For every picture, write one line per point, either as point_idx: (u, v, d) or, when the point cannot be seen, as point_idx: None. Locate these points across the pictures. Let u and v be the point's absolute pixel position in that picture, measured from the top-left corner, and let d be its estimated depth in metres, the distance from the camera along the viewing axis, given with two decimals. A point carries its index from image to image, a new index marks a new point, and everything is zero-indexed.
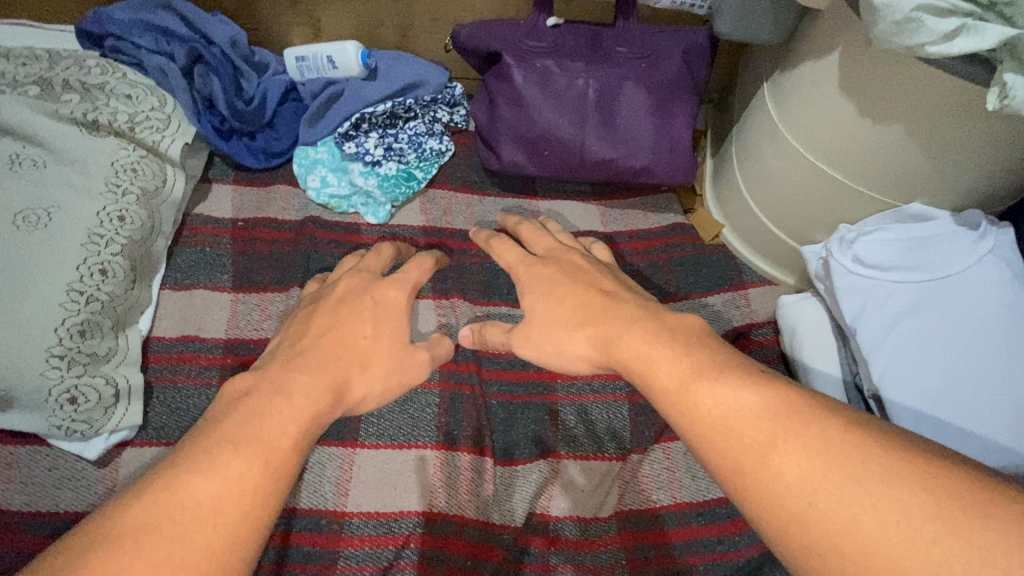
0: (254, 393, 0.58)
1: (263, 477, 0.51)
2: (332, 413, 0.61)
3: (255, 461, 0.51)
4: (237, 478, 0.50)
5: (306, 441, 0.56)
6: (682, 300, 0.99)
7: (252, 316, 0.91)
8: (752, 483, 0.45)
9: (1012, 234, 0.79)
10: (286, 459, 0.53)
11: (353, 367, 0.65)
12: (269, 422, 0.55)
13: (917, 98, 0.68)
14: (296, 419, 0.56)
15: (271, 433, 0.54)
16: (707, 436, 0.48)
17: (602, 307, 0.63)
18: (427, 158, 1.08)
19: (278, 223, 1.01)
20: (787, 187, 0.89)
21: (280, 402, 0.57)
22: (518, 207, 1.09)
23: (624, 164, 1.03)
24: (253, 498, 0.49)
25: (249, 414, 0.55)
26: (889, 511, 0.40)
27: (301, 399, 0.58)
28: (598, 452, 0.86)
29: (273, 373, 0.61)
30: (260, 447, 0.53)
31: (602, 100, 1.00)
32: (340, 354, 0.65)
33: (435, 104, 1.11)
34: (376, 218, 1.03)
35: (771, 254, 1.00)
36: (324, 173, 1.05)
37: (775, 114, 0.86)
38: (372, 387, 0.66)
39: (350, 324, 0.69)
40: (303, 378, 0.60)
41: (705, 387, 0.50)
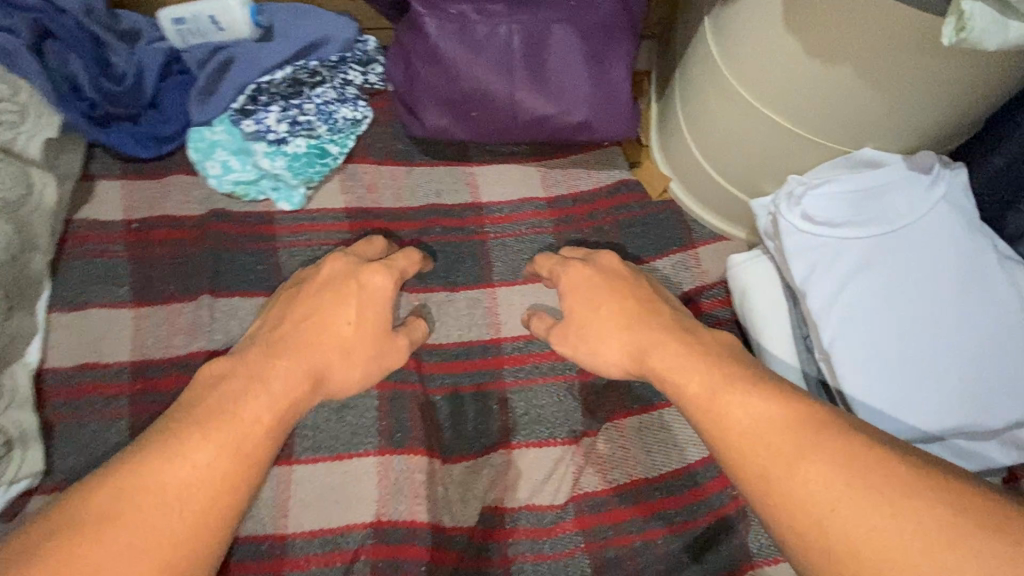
0: (239, 376, 0.61)
1: (234, 465, 0.55)
2: (311, 398, 0.65)
3: (225, 447, 0.55)
4: (204, 465, 0.54)
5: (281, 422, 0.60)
6: (658, 258, 0.94)
7: (160, 333, 0.81)
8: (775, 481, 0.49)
9: (964, 176, 0.74)
10: (258, 444, 0.57)
11: (332, 353, 0.68)
12: (244, 408, 0.58)
13: (868, 35, 0.60)
14: (274, 406, 0.60)
15: (245, 420, 0.58)
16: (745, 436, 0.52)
17: (650, 311, 0.69)
18: (341, 130, 0.95)
19: (178, 220, 0.89)
20: (734, 137, 0.82)
21: (256, 386, 0.60)
22: (451, 175, 0.99)
23: (560, 121, 0.93)
24: (215, 484, 0.53)
25: (218, 417, 0.57)
26: (907, 518, 0.42)
27: (277, 386, 0.61)
28: (548, 437, 0.82)
29: (248, 359, 0.64)
30: (228, 433, 0.56)
31: (529, 48, 0.89)
32: (312, 342, 0.67)
33: (344, 64, 0.98)
34: (290, 205, 0.92)
35: (722, 208, 0.93)
36: (224, 157, 0.92)
37: (718, 56, 0.77)
38: (352, 375, 0.69)
39: (334, 309, 0.70)
40: (281, 366, 0.63)
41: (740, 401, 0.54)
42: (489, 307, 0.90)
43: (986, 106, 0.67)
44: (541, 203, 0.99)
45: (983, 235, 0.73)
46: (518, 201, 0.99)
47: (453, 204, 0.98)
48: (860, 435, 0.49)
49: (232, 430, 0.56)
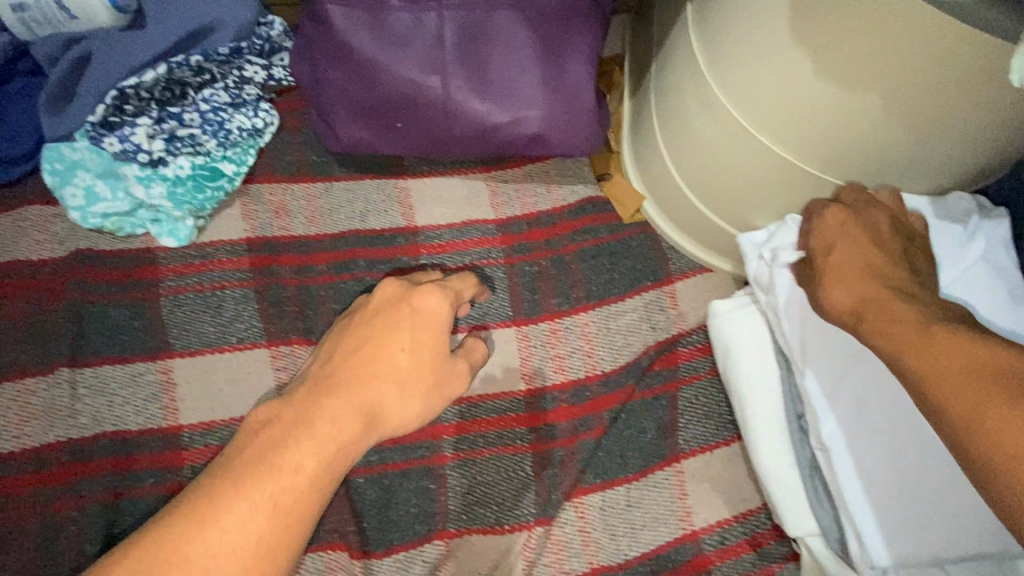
0: (259, 429, 0.53)
1: (270, 526, 0.48)
2: (363, 439, 0.56)
3: (275, 513, 0.48)
4: (237, 529, 0.46)
5: (328, 471, 0.52)
6: (696, 274, 0.81)
7: (10, 419, 0.65)
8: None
9: (1007, 231, 0.61)
10: (302, 496, 0.50)
11: (385, 386, 0.58)
12: (285, 456, 0.51)
13: (903, 55, 0.45)
14: (319, 457, 0.52)
15: (285, 467, 0.50)
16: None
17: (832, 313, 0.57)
18: (235, 143, 0.77)
19: (32, 266, 0.72)
20: (722, 163, 0.66)
21: (303, 431, 0.52)
22: (379, 192, 0.82)
23: (509, 132, 0.74)
24: (256, 551, 0.46)
25: (254, 468, 0.49)
26: None
27: (325, 427, 0.53)
28: (494, 524, 0.70)
29: (290, 400, 0.55)
30: (267, 487, 0.49)
31: (466, 41, 0.71)
32: (364, 375, 0.58)
33: (239, 56, 0.78)
34: (176, 240, 0.75)
35: (705, 236, 0.77)
36: (88, 182, 0.74)
37: (704, 62, 0.61)
38: (410, 411, 0.60)
39: (384, 338, 0.61)
40: (331, 405, 0.55)
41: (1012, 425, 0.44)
42: None
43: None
44: (490, 226, 0.82)
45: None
46: (463, 225, 0.82)
47: (381, 230, 0.81)
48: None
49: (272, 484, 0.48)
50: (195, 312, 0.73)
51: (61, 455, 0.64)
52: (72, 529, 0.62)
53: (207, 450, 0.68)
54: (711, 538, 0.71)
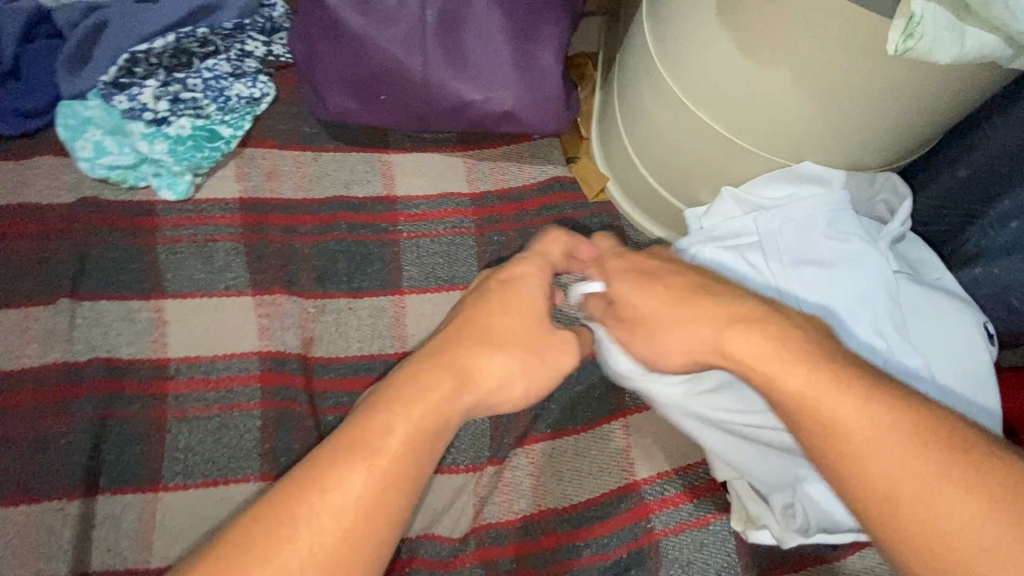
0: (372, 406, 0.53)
1: (382, 499, 0.49)
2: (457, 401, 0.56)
3: (382, 487, 0.49)
4: (346, 496, 0.48)
5: (418, 439, 0.52)
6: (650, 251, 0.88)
7: (13, 340, 0.71)
8: (907, 505, 0.45)
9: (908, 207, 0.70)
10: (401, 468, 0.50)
11: (480, 346, 0.60)
12: (375, 422, 0.51)
13: (806, 37, 0.52)
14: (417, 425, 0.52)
15: (376, 436, 0.50)
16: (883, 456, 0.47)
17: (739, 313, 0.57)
18: (234, 109, 0.85)
19: (42, 209, 0.79)
20: (667, 139, 0.73)
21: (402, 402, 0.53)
22: (365, 163, 0.89)
23: (481, 108, 0.82)
24: (355, 516, 0.48)
25: (368, 428, 0.51)
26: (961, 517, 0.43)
27: (419, 397, 0.53)
28: (450, 463, 0.76)
29: (400, 366, 0.57)
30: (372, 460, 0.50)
31: (445, 23, 0.78)
32: (468, 337, 0.60)
33: (242, 32, 0.86)
34: (174, 194, 0.82)
35: (658, 214, 0.85)
36: (97, 136, 0.82)
37: (653, 45, 0.68)
38: (516, 389, 0.61)
39: (484, 316, 0.62)
40: (429, 376, 0.55)
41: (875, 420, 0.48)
42: (396, 316, 0.82)
43: (927, 129, 0.61)
44: (464, 199, 0.89)
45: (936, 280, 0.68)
46: (439, 196, 0.89)
47: (364, 197, 0.88)
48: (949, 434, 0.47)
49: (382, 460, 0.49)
50: (188, 260, 0.80)
51: (56, 376, 0.70)
52: (59, 443, 0.67)
53: (192, 381, 0.74)
54: (652, 489, 0.76)
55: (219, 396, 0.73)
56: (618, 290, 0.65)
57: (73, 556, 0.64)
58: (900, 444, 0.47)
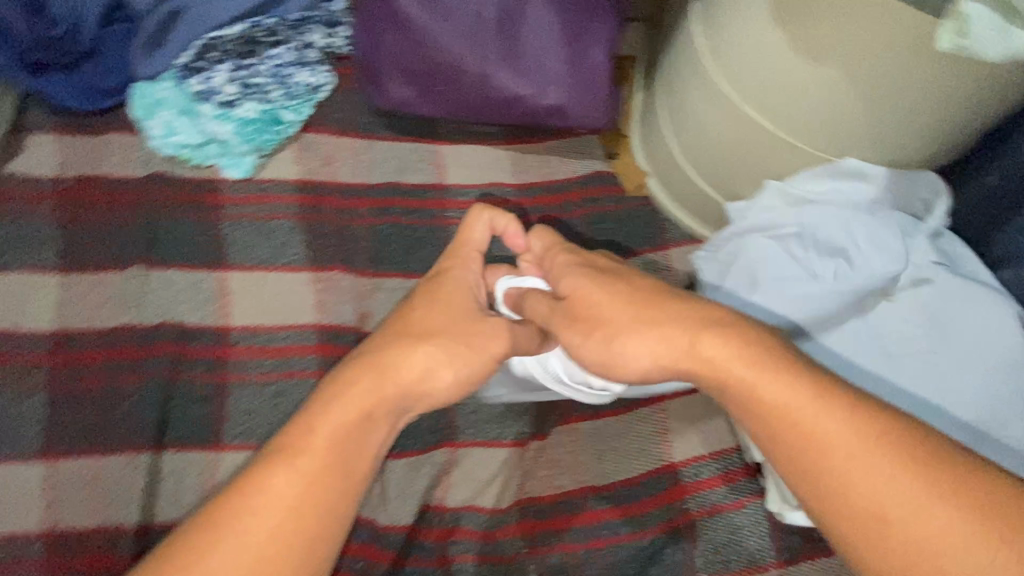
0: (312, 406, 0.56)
1: (307, 503, 0.52)
2: (385, 402, 0.58)
3: (313, 480, 0.53)
4: (274, 497, 0.51)
5: (347, 436, 0.55)
6: (689, 244, 0.91)
7: (89, 301, 0.75)
8: (898, 524, 0.46)
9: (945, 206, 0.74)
10: (323, 477, 0.53)
11: (413, 342, 0.61)
12: (314, 427, 0.55)
13: (856, 35, 0.57)
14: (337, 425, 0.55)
15: (310, 434, 0.54)
16: (859, 467, 0.47)
17: (705, 321, 0.56)
18: (296, 96, 0.89)
19: (115, 181, 0.83)
20: (712, 135, 0.77)
21: (330, 400, 0.56)
22: (417, 153, 0.94)
23: (531, 102, 0.86)
24: (286, 519, 0.51)
25: (294, 430, 0.55)
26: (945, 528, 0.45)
27: (354, 394, 0.57)
28: (496, 438, 0.78)
29: (332, 373, 0.59)
30: (299, 463, 0.53)
31: (504, 20, 0.83)
32: (404, 334, 0.61)
33: (306, 24, 0.91)
34: (237, 173, 0.86)
35: (698, 209, 0.88)
36: (168, 117, 0.86)
37: (703, 45, 0.73)
38: (441, 379, 0.60)
39: (426, 314, 0.63)
40: (360, 379, 0.58)
41: (835, 427, 0.49)
42: None
43: (966, 129, 0.64)
44: (511, 189, 0.93)
45: (960, 281, 0.72)
46: (486, 185, 0.93)
47: (415, 184, 0.92)
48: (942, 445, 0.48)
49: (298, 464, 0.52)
50: (250, 235, 0.84)
51: (129, 336, 0.75)
52: (129, 400, 0.71)
53: (252, 349, 0.77)
54: (687, 471, 0.79)
55: (278, 364, 0.77)
56: (573, 289, 0.62)
57: (143, 504, 0.68)
58: (887, 459, 0.47)
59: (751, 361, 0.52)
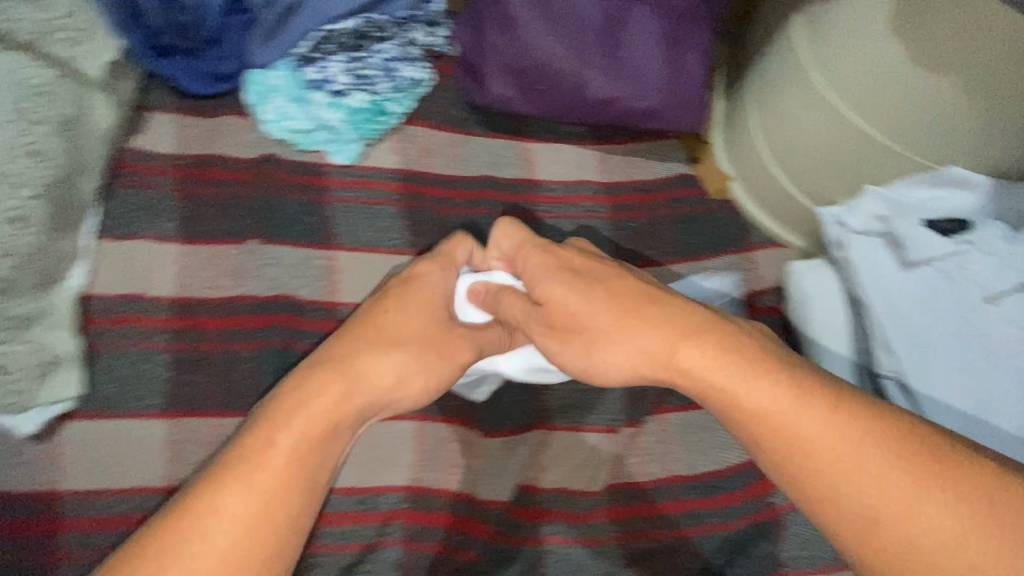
0: (257, 419, 0.58)
1: (272, 506, 0.53)
2: (349, 402, 0.61)
3: (269, 491, 0.54)
4: (231, 510, 0.52)
5: (311, 444, 0.57)
6: (771, 248, 0.94)
7: (207, 272, 0.79)
8: (887, 524, 0.49)
9: None
10: (288, 483, 0.55)
11: (378, 348, 0.64)
12: (275, 434, 0.56)
13: (974, 48, 0.61)
14: (301, 437, 0.57)
15: (268, 443, 0.56)
16: (847, 465, 0.51)
17: (689, 325, 0.61)
18: (401, 89, 0.93)
19: (229, 161, 0.87)
20: (810, 141, 0.81)
21: (298, 406, 0.58)
22: (508, 149, 0.97)
23: (628, 105, 0.90)
24: (246, 525, 0.52)
25: (252, 446, 0.55)
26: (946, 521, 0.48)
27: (319, 401, 0.59)
28: (588, 423, 0.80)
29: (292, 374, 0.61)
30: (263, 472, 0.54)
31: (607, 26, 0.87)
32: (370, 340, 0.65)
33: (411, 22, 0.96)
34: (343, 159, 0.90)
35: (783, 211, 0.92)
36: (281, 103, 0.90)
37: (805, 57, 0.76)
38: (413, 386, 0.66)
39: (390, 322, 0.67)
40: (317, 382, 0.60)
41: (819, 432, 0.53)
42: None
43: None
44: (599, 187, 0.96)
45: None
46: (573, 183, 0.96)
47: (508, 177, 0.95)
48: (938, 445, 0.51)
49: (262, 474, 0.54)
50: (356, 218, 0.88)
51: (248, 307, 0.79)
52: (247, 365, 0.76)
53: None
54: None
55: None
56: (550, 295, 0.66)
57: None
58: (879, 458, 0.51)
59: (738, 368, 0.57)
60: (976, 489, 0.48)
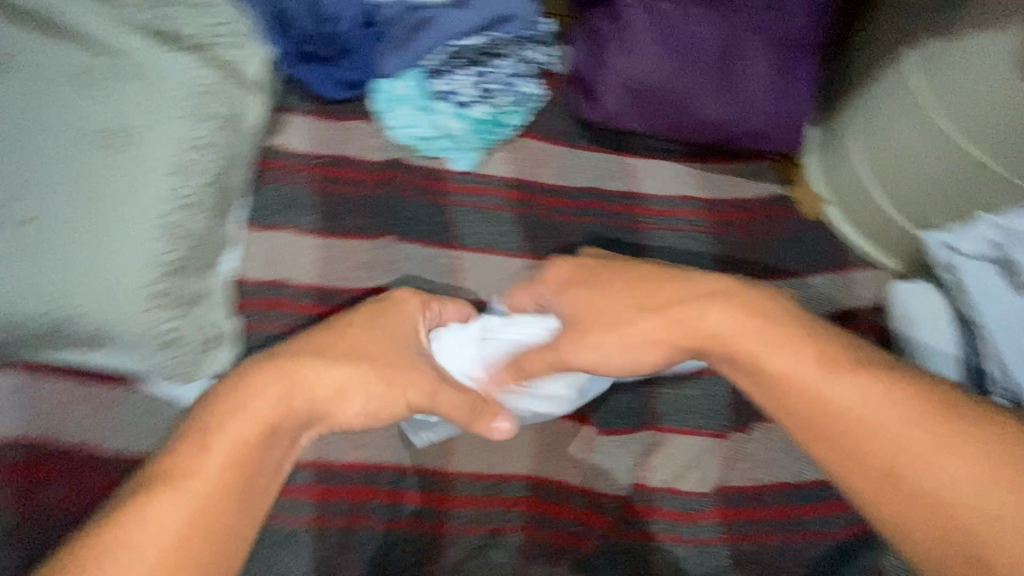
0: (194, 424, 0.59)
1: (188, 513, 0.54)
2: (282, 419, 0.62)
3: (203, 500, 0.55)
4: (158, 525, 0.53)
5: (235, 454, 0.58)
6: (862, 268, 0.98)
7: (345, 264, 0.87)
8: (909, 475, 0.51)
9: None
10: (212, 495, 0.55)
11: (342, 367, 0.66)
12: (212, 446, 0.57)
13: None
14: (234, 445, 0.58)
15: (215, 454, 0.57)
16: (878, 424, 0.52)
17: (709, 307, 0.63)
18: (520, 103, 0.99)
19: (360, 163, 0.93)
20: (918, 167, 0.87)
21: (225, 415, 0.59)
22: (613, 163, 1.01)
23: (737, 127, 0.96)
24: (191, 530, 0.54)
25: (188, 449, 0.57)
26: (966, 471, 0.49)
27: (259, 404, 0.60)
28: (697, 426, 0.84)
29: (253, 367, 0.63)
30: (184, 488, 0.55)
31: (724, 53, 0.93)
32: (340, 359, 0.67)
33: (527, 41, 1.02)
34: (463, 166, 0.95)
35: (879, 235, 0.97)
36: (408, 111, 0.96)
37: (924, 90, 0.83)
38: (350, 405, 0.67)
39: (349, 342, 0.69)
40: (269, 388, 0.62)
41: (845, 391, 0.54)
42: None
43: None
44: (698, 203, 1.01)
45: None
46: (676, 198, 1.00)
47: (614, 190, 1.00)
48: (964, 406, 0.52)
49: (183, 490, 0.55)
50: (476, 222, 0.93)
51: (383, 298, 0.85)
52: None
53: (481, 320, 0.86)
54: None
55: None
56: (573, 299, 0.71)
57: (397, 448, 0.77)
58: (906, 413, 0.52)
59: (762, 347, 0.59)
60: (990, 442, 0.50)
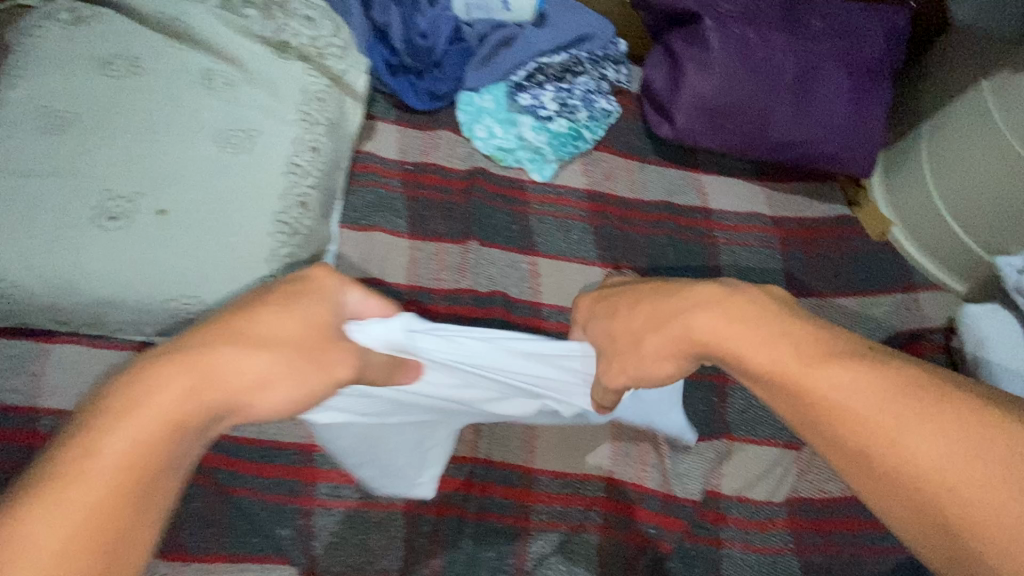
0: (96, 432, 0.41)
1: (79, 525, 0.38)
2: (201, 407, 0.46)
3: (98, 508, 0.39)
4: (36, 539, 0.37)
5: (137, 456, 0.41)
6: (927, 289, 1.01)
7: (432, 265, 0.90)
8: (889, 450, 0.44)
9: None
10: (106, 501, 0.39)
11: (264, 352, 0.49)
12: (95, 449, 0.40)
13: None
14: (135, 443, 0.41)
15: (92, 465, 0.40)
16: (850, 395, 0.46)
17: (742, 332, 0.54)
18: (597, 118, 1.03)
19: (447, 171, 0.98)
20: (993, 193, 0.89)
21: (121, 408, 0.42)
22: (683, 178, 1.05)
23: (810, 147, 0.99)
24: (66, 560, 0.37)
25: (63, 464, 0.40)
26: (950, 447, 0.42)
27: (154, 401, 0.43)
28: (770, 438, 0.86)
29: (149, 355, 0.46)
30: (64, 495, 0.38)
31: (800, 77, 0.96)
32: (261, 343, 0.49)
33: (604, 60, 1.07)
34: (541, 176, 0.99)
35: (945, 257, 1.00)
36: (490, 124, 1.01)
37: (1004, 120, 0.85)
38: (274, 400, 0.50)
39: (264, 321, 0.50)
40: (165, 374, 0.44)
41: (836, 385, 0.47)
42: None
43: None
44: (767, 220, 1.03)
45: None
46: (746, 215, 1.04)
47: (684, 205, 1.03)
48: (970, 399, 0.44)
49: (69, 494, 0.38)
50: (554, 231, 0.97)
51: (467, 300, 0.89)
52: None
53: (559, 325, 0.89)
54: None
55: None
56: (604, 332, 0.65)
57: (486, 444, 0.81)
58: (881, 385, 0.46)
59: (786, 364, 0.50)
60: (979, 416, 0.43)
